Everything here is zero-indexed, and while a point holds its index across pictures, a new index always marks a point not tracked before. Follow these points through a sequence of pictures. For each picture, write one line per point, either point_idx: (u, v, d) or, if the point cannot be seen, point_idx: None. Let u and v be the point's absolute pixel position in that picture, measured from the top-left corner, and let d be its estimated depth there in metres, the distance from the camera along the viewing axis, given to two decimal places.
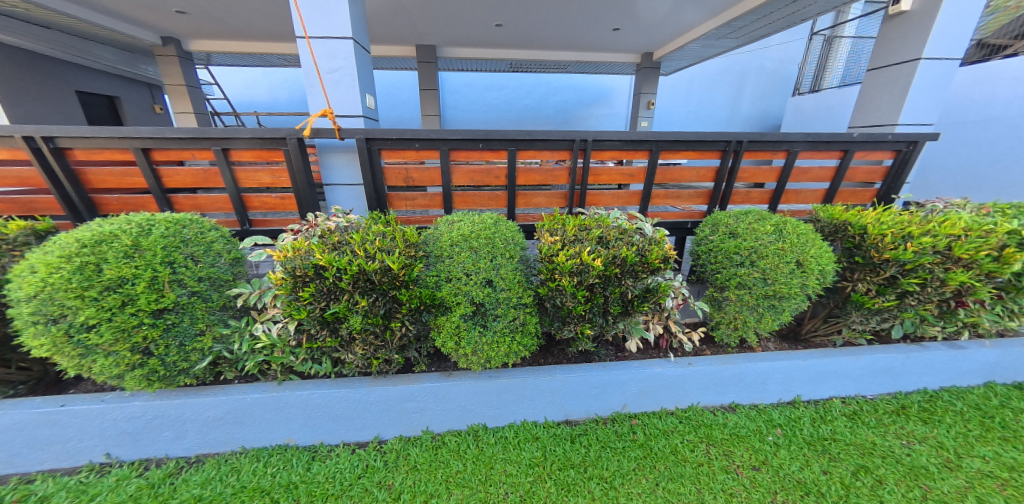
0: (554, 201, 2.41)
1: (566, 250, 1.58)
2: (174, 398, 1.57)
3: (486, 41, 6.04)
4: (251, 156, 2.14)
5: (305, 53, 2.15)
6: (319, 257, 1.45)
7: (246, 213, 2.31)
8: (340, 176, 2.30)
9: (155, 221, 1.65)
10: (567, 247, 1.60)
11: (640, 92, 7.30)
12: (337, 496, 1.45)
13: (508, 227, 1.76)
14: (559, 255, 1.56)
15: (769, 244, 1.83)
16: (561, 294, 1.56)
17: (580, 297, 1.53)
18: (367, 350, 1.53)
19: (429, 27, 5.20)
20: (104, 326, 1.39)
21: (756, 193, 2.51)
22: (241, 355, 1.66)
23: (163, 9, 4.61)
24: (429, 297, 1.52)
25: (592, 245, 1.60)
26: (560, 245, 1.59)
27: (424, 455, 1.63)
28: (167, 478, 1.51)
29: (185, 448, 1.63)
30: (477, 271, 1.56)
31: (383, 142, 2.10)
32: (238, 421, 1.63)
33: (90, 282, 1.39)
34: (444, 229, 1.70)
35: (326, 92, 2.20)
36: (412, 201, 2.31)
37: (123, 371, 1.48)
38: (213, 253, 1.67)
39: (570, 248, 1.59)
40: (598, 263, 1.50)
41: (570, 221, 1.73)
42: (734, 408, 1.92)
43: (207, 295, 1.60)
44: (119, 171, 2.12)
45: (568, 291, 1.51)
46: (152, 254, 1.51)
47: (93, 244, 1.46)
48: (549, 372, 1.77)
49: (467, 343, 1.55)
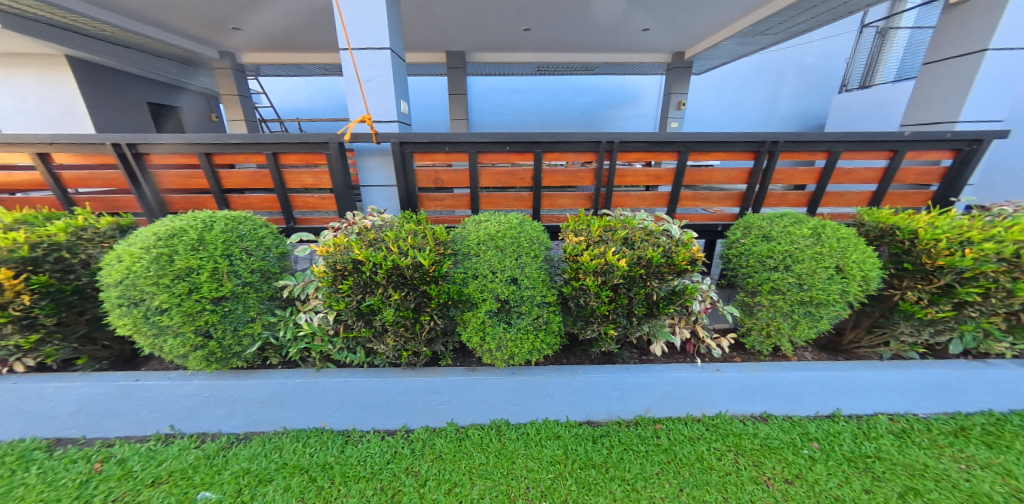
0: (579, 202, 2.41)
1: (591, 249, 1.59)
2: (227, 378, 1.73)
3: (514, 46, 6.14)
4: (297, 159, 2.32)
5: (347, 64, 2.30)
6: (357, 252, 1.54)
7: (291, 212, 2.50)
8: (375, 178, 2.45)
9: (216, 218, 1.84)
10: (591, 246, 1.61)
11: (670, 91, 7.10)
12: (367, 478, 1.55)
13: (533, 227, 1.80)
14: (583, 254, 1.57)
15: (806, 249, 1.75)
16: (587, 294, 1.56)
17: (603, 297, 1.53)
18: (398, 341, 1.60)
19: (460, 33, 5.36)
20: (174, 310, 1.57)
21: (793, 196, 2.39)
22: (285, 342, 1.81)
23: (221, 27, 5.06)
24: (457, 293, 1.59)
25: (617, 246, 1.60)
26: (586, 244, 1.60)
27: (449, 445, 1.70)
28: (220, 451, 1.67)
29: (235, 425, 1.80)
30: (502, 269, 1.61)
31: (415, 146, 2.22)
32: (280, 403, 1.77)
33: (164, 271, 1.57)
34: (471, 228, 1.77)
35: (364, 99, 2.35)
36: (440, 202, 2.40)
37: (188, 352, 1.65)
38: (263, 247, 1.84)
39: (595, 248, 1.60)
40: (623, 264, 1.51)
41: (594, 222, 1.74)
42: (766, 419, 1.84)
43: (257, 286, 1.76)
44: (185, 174, 2.36)
45: (592, 290, 1.52)
46: (214, 247, 1.68)
47: (167, 237, 1.65)
48: (571, 371, 1.78)
49: (492, 339, 1.60)
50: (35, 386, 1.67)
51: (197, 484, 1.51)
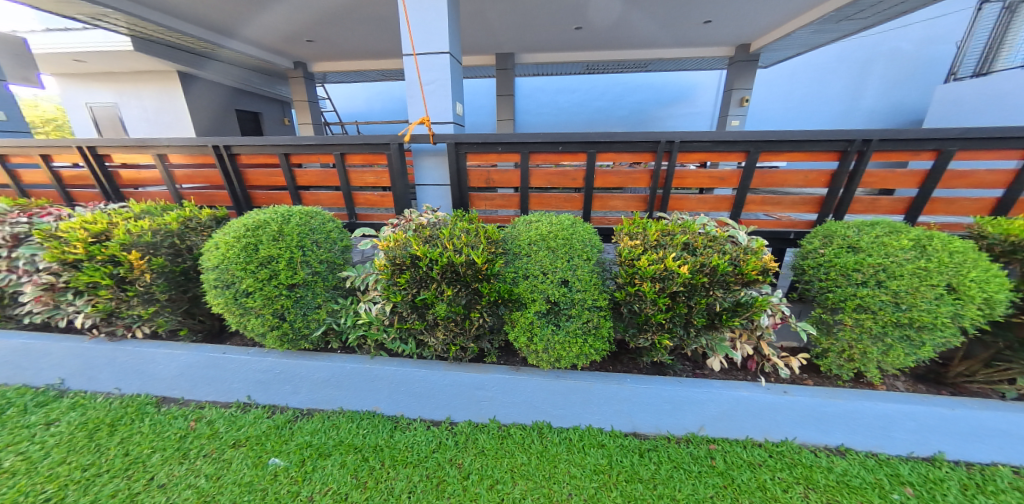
0: (633, 204, 2.32)
1: (649, 254, 1.52)
2: (295, 358, 1.90)
3: (565, 45, 6.07)
4: (361, 159, 2.49)
5: (411, 68, 2.42)
6: (415, 248, 1.61)
7: (353, 208, 2.69)
8: (430, 177, 2.55)
9: (293, 212, 2.03)
10: (649, 251, 1.54)
11: (730, 88, 6.58)
12: (414, 464, 1.62)
13: (585, 228, 1.77)
14: (640, 259, 1.51)
15: (904, 263, 1.53)
16: (642, 300, 1.49)
17: (660, 304, 1.45)
18: (447, 336, 1.66)
19: (513, 35, 5.42)
20: (257, 294, 1.76)
21: (886, 202, 2.10)
22: (345, 328, 1.94)
23: (297, 39, 5.59)
24: (507, 292, 1.60)
25: (677, 251, 1.53)
26: (643, 247, 1.54)
27: (491, 442, 1.72)
28: (287, 423, 1.84)
29: (299, 401, 1.97)
30: (554, 271, 1.59)
31: (469, 146, 2.28)
32: (339, 385, 1.91)
33: (251, 258, 1.77)
34: (523, 228, 1.77)
35: (425, 102, 2.46)
36: (490, 201, 2.43)
37: (266, 331, 1.84)
38: (330, 240, 2.01)
39: (652, 253, 1.53)
40: (684, 270, 1.43)
41: (651, 226, 1.67)
42: (845, 453, 1.63)
43: (325, 275, 1.92)
44: (267, 172, 2.64)
45: (648, 297, 1.45)
46: (291, 238, 1.86)
47: (253, 228, 1.86)
48: (619, 379, 1.72)
49: (540, 340, 1.60)
50: (149, 351, 1.97)
51: (268, 450, 1.68)
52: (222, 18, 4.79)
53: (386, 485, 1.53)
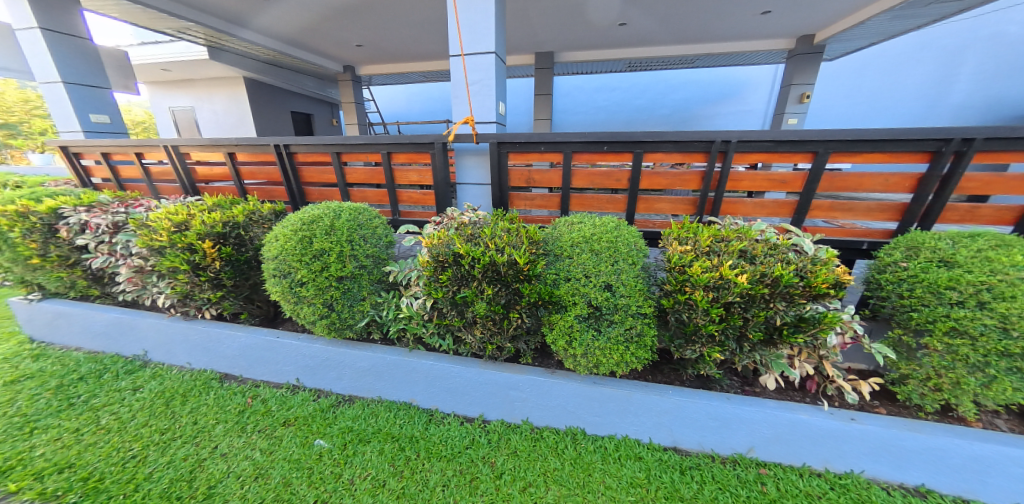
0: (680, 208, 2.20)
1: (702, 261, 1.43)
2: (340, 346, 2.00)
3: (608, 42, 5.92)
4: (406, 158, 2.57)
5: (458, 69, 2.47)
6: (458, 246, 1.63)
7: (397, 205, 2.78)
8: (471, 176, 2.57)
9: (343, 208, 2.15)
10: (702, 257, 1.45)
11: (787, 83, 6.09)
12: (449, 458, 1.65)
13: (630, 231, 1.71)
14: (692, 265, 1.43)
15: (1015, 283, 1.32)
16: (693, 310, 1.41)
17: (713, 315, 1.36)
18: (485, 334, 1.66)
19: (555, 33, 5.37)
20: (310, 284, 1.87)
21: (987, 211, 1.82)
22: (387, 321, 2.01)
23: (349, 44, 5.91)
24: (547, 294, 1.58)
25: (733, 259, 1.44)
26: (694, 254, 1.46)
27: (524, 443, 1.71)
28: (330, 407, 1.94)
29: (342, 387, 2.07)
30: (597, 274, 1.55)
31: (512, 146, 2.28)
32: (379, 375, 1.99)
33: (306, 250, 1.89)
34: (565, 229, 1.74)
35: (470, 101, 2.49)
36: (530, 201, 2.41)
37: (316, 319, 1.95)
38: (376, 236, 2.10)
39: (705, 260, 1.44)
40: (742, 280, 1.33)
41: (703, 231, 1.57)
42: (925, 495, 1.44)
43: (370, 269, 2.01)
44: (320, 169, 2.80)
45: (700, 307, 1.37)
46: (342, 233, 1.96)
47: (308, 222, 1.98)
48: (660, 390, 1.64)
49: (579, 344, 1.55)
50: (215, 330, 2.17)
51: (314, 432, 1.78)
52: (283, 25, 5.16)
53: (420, 476, 1.56)
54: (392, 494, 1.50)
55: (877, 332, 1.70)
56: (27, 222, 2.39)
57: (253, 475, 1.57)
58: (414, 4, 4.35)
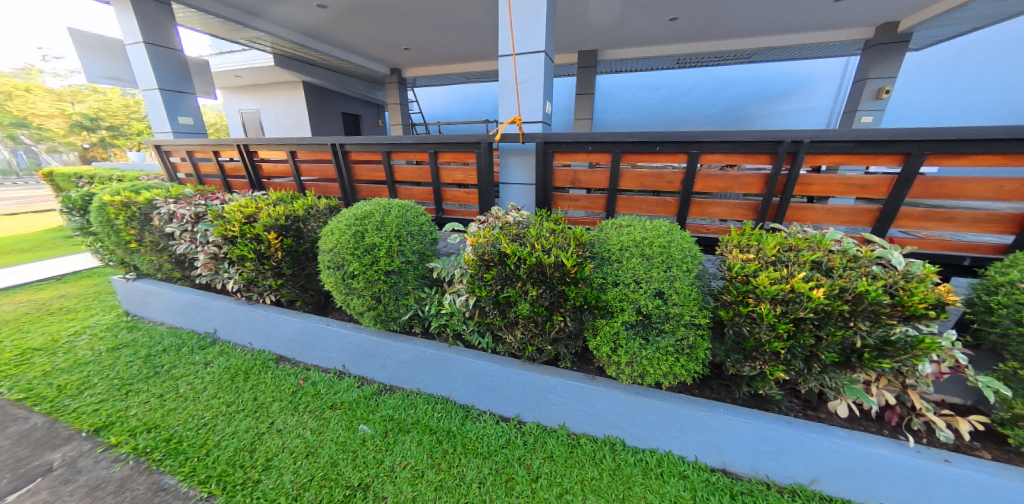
0: (739, 213, 2.05)
1: (769, 271, 1.32)
2: (384, 338, 2.08)
3: (657, 38, 5.68)
4: (452, 157, 2.63)
5: (508, 69, 2.47)
6: (504, 245, 1.63)
7: (441, 204, 2.86)
8: (514, 176, 2.57)
9: (393, 205, 2.24)
10: (769, 268, 1.34)
11: (863, 77, 5.47)
12: (485, 455, 1.66)
13: (684, 237, 1.62)
14: (758, 275, 1.32)
15: None
16: (756, 324, 1.32)
17: (781, 331, 1.26)
18: (526, 335, 1.65)
19: (601, 30, 5.24)
20: (361, 277, 1.97)
21: None
22: (429, 315, 2.07)
23: (398, 47, 6.17)
24: (594, 298, 1.53)
25: (806, 271, 1.31)
26: (760, 263, 1.35)
27: (561, 448, 1.68)
28: (373, 395, 2.03)
29: (384, 377, 2.15)
30: (648, 280, 1.49)
31: (559, 146, 2.26)
32: (419, 368, 2.04)
33: (358, 244, 1.98)
34: (613, 233, 1.69)
35: (518, 101, 2.49)
36: (575, 202, 2.37)
37: (365, 310, 2.05)
38: (422, 232, 2.17)
39: (773, 271, 1.33)
40: (818, 295, 1.21)
41: (768, 239, 1.46)
42: None
43: (416, 265, 2.07)
44: (371, 168, 2.95)
45: (766, 321, 1.27)
46: (391, 229, 2.04)
47: (361, 218, 2.09)
48: (710, 407, 1.53)
49: (625, 352, 1.50)
50: (274, 315, 2.34)
51: (359, 417, 1.87)
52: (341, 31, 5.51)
53: (457, 471, 1.59)
54: (430, 486, 1.53)
55: (981, 363, 1.49)
56: (129, 212, 2.75)
57: (305, 453, 1.67)
58: (464, 6, 4.42)
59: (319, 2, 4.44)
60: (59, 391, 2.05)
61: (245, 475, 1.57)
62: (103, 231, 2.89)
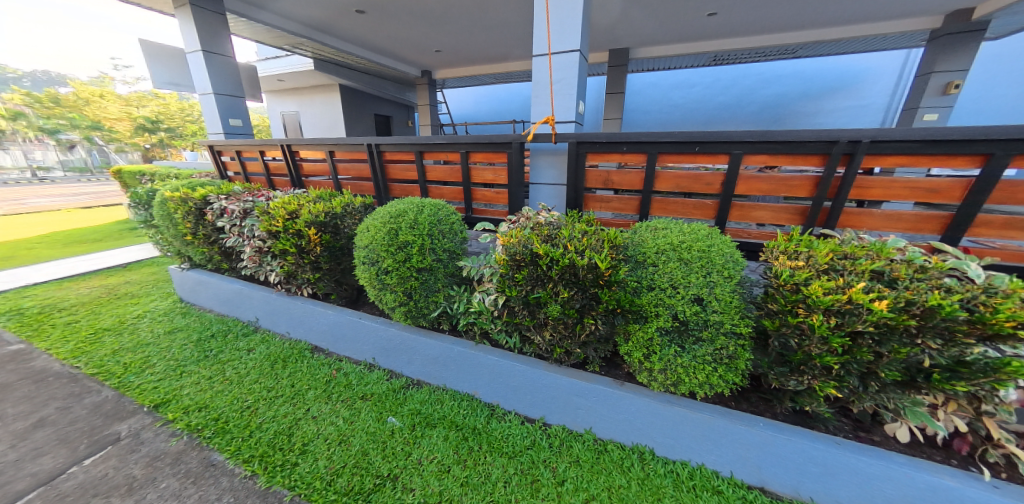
0: (785, 217, 1.93)
1: (823, 280, 1.25)
2: (413, 333, 2.12)
3: (694, 35, 5.47)
4: (483, 157, 2.66)
5: (544, 68, 2.45)
6: (537, 246, 1.63)
7: (471, 203, 2.89)
8: (544, 176, 2.56)
9: (425, 204, 2.29)
10: (821, 276, 1.27)
11: (928, 71, 5.00)
12: (510, 455, 1.66)
13: (725, 241, 1.56)
14: (809, 284, 1.25)
15: None
16: (806, 337, 1.25)
17: (834, 345, 1.19)
18: (554, 337, 1.63)
19: (635, 28, 5.11)
20: (394, 273, 2.03)
21: None
22: (457, 313, 2.10)
23: (430, 49, 6.31)
24: (628, 302, 1.50)
25: (865, 282, 1.23)
26: (811, 272, 1.27)
27: (587, 454, 1.65)
28: (401, 389, 2.08)
29: (412, 371, 2.20)
30: (686, 286, 1.44)
31: (591, 146, 2.23)
32: (445, 364, 2.07)
33: (392, 241, 2.04)
34: (648, 236, 1.65)
35: (552, 100, 2.46)
36: (606, 204, 2.32)
37: (396, 306, 2.11)
38: (453, 231, 2.20)
39: (826, 280, 1.25)
40: (880, 308, 1.12)
41: (820, 246, 1.38)
42: None
43: (446, 263, 2.11)
44: (404, 167, 3.03)
45: (817, 333, 1.20)
46: (423, 227, 2.09)
47: (396, 216, 2.15)
48: (749, 421, 1.45)
49: (659, 359, 1.47)
50: (310, 307, 2.46)
51: (388, 409, 1.92)
52: (377, 35, 5.70)
53: (483, 468, 1.60)
54: (456, 481, 1.55)
55: None
56: (186, 206, 2.97)
57: (338, 440, 1.74)
58: (496, 7, 4.44)
59: (358, 7, 4.60)
60: (124, 368, 2.25)
61: (284, 457, 1.66)
62: (164, 224, 3.15)
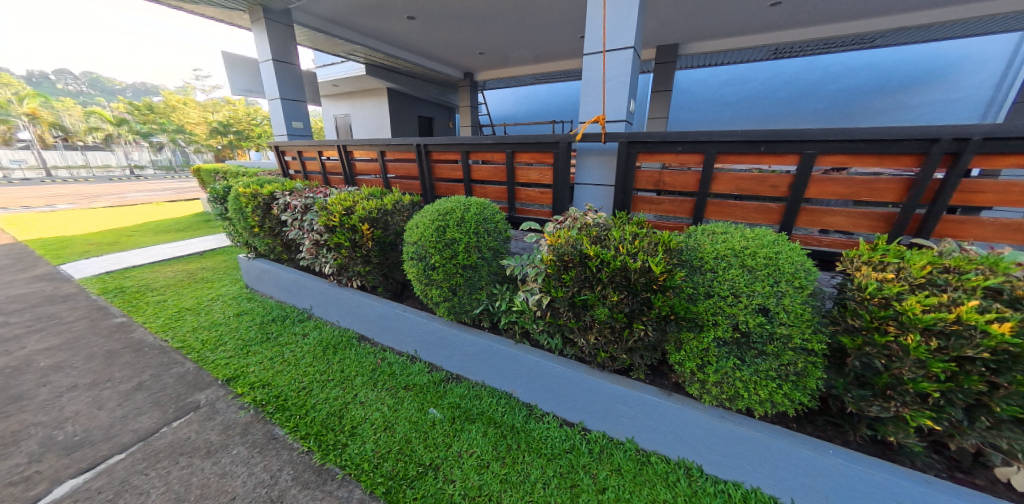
0: (867, 224, 1.74)
1: (922, 296, 1.12)
2: (454, 328, 2.17)
3: (755, 27, 5.10)
4: (529, 157, 2.67)
5: (598, 67, 2.39)
6: (586, 247, 1.59)
7: (514, 202, 2.91)
8: (591, 177, 2.51)
9: (471, 203, 2.33)
10: (920, 292, 1.13)
11: None
12: (550, 457, 1.64)
13: (795, 248, 1.45)
14: (907, 301, 1.12)
15: None
16: (896, 359, 1.13)
17: (936, 372, 1.07)
18: (599, 341, 1.59)
19: (688, 22, 4.87)
20: (440, 269, 2.09)
21: None
22: (499, 311, 2.12)
23: (475, 52, 6.45)
24: (682, 309, 1.43)
25: (978, 300, 1.08)
26: (904, 286, 1.15)
27: (630, 464, 1.59)
28: (442, 382, 2.14)
29: (451, 366, 2.24)
30: (750, 295, 1.35)
31: (643, 146, 2.15)
32: (485, 361, 2.09)
33: (440, 238, 2.10)
34: (706, 240, 1.56)
35: (603, 99, 2.41)
36: (656, 206, 2.23)
37: (440, 301, 2.17)
38: (497, 230, 2.23)
39: (927, 297, 1.12)
40: (1002, 332, 0.99)
41: (917, 257, 1.23)
42: None
43: (490, 261, 2.14)
44: (450, 167, 3.11)
45: (914, 356, 1.08)
46: (470, 225, 2.13)
47: (444, 213, 2.21)
48: (818, 447, 1.32)
49: (716, 372, 1.39)
50: (359, 298, 2.59)
51: (429, 401, 1.98)
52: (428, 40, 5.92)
53: (522, 468, 1.59)
54: (495, 477, 1.56)
55: None
56: (255, 201, 3.27)
57: (383, 426, 1.82)
58: (543, 7, 4.43)
59: (409, 13, 4.80)
60: (202, 345, 2.52)
61: (336, 437, 1.76)
62: (236, 216, 3.48)
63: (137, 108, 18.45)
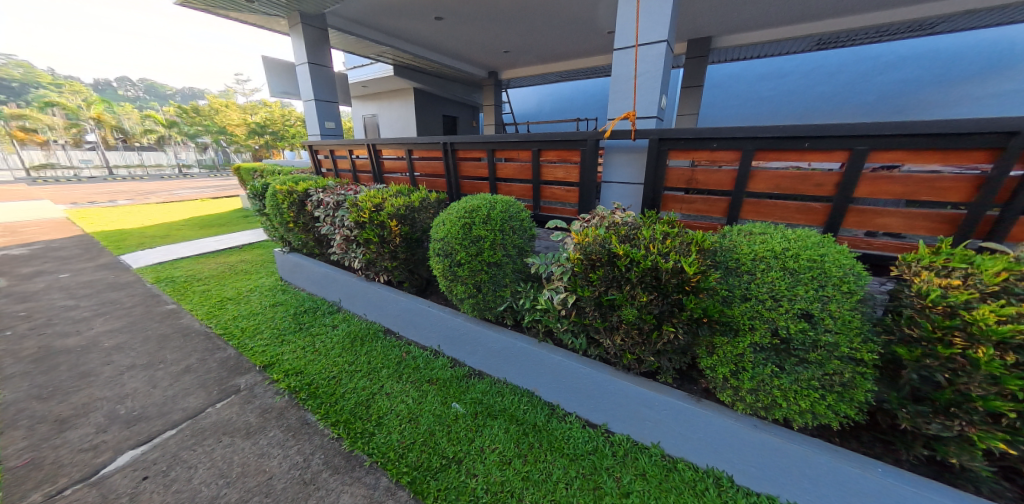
0: (927, 226, 1.61)
1: (995, 306, 1.02)
2: (478, 325, 2.19)
3: (797, 16, 4.81)
4: (556, 154, 2.64)
5: (630, 62, 2.33)
6: (615, 246, 1.56)
7: (539, 201, 2.89)
8: (619, 175, 2.45)
9: (496, 200, 2.34)
10: (992, 301, 1.04)
11: None
12: (572, 457, 1.63)
13: (843, 251, 1.36)
14: (977, 310, 1.03)
15: None
16: (962, 373, 1.04)
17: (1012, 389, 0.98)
18: (625, 342, 1.56)
19: (723, 14, 4.67)
20: (465, 266, 2.11)
21: None
22: (522, 309, 2.12)
23: (501, 50, 6.46)
24: (716, 311, 1.37)
25: None
26: (974, 294, 1.06)
27: (655, 469, 1.55)
28: (464, 377, 2.17)
29: (474, 362, 2.26)
30: (792, 299, 1.28)
31: (676, 143, 2.08)
32: (508, 359, 2.09)
33: (466, 235, 2.13)
34: (744, 240, 1.49)
35: (634, 95, 2.34)
36: (688, 205, 2.15)
37: (465, 297, 2.20)
38: (523, 228, 2.23)
39: (1000, 306, 1.02)
40: None
41: (988, 263, 1.12)
42: None
43: (514, 259, 2.14)
44: (475, 165, 3.13)
45: (984, 369, 0.99)
46: (495, 223, 2.14)
47: (469, 210, 2.23)
48: (865, 464, 1.24)
49: (752, 378, 1.33)
50: (386, 292, 2.66)
51: (452, 395, 2.01)
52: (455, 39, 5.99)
53: (544, 466, 1.59)
54: (517, 474, 1.56)
55: None
56: (291, 198, 3.42)
57: (408, 418, 1.87)
58: (572, 4, 4.38)
59: (438, 14, 4.87)
60: (242, 332, 2.67)
61: (364, 426, 1.82)
62: (273, 212, 3.66)
63: (185, 111, 19.79)
